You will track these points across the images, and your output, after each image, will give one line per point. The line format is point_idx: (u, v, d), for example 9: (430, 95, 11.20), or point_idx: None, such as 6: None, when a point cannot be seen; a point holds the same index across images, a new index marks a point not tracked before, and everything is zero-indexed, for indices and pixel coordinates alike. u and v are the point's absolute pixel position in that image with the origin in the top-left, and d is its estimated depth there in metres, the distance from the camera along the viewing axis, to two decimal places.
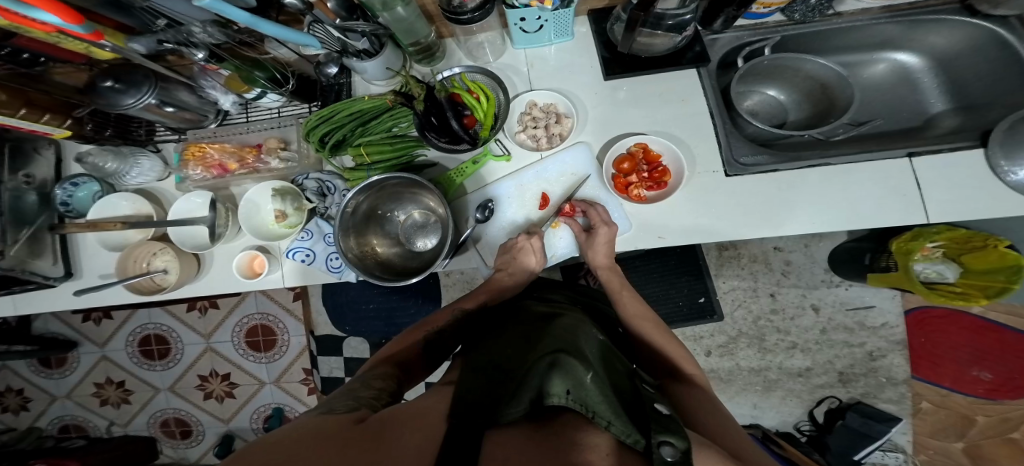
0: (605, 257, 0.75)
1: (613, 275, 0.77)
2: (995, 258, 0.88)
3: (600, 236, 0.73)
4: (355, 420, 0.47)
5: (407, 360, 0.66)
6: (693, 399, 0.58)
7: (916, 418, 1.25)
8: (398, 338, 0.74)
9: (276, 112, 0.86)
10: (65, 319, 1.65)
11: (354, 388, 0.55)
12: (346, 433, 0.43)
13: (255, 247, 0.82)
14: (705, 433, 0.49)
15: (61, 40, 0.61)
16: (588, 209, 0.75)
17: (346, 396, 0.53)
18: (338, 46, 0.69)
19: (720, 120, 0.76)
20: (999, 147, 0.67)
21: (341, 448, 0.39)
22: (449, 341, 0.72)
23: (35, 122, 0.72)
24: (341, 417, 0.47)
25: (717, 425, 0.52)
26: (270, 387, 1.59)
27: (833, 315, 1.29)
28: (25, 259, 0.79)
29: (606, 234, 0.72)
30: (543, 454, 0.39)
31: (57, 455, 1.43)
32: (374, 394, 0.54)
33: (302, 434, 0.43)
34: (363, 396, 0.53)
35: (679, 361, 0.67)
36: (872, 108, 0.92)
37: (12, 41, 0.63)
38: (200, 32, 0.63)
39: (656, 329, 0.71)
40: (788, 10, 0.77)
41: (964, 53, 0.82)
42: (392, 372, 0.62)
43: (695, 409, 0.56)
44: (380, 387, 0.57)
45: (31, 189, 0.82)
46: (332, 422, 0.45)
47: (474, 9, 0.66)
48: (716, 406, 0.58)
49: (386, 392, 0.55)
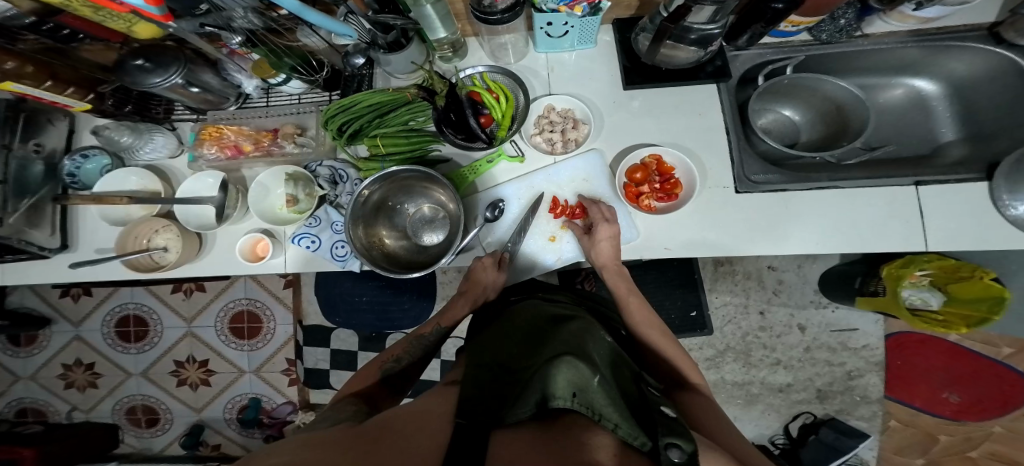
0: (610, 257, 0.76)
1: (620, 274, 0.77)
2: (980, 288, 0.92)
3: (602, 232, 0.74)
4: (349, 428, 0.48)
5: (371, 391, 0.65)
6: (694, 404, 0.59)
7: (884, 435, 1.29)
8: (360, 373, 0.72)
9: (296, 99, 0.85)
10: (43, 294, 1.60)
11: (330, 412, 0.55)
12: (344, 440, 0.44)
13: (261, 230, 0.81)
14: (708, 436, 0.50)
15: (107, 18, 0.62)
16: (592, 206, 0.76)
17: (323, 419, 0.53)
18: (368, 38, 0.71)
19: (734, 136, 0.78)
20: (1004, 180, 0.69)
21: (339, 450, 0.41)
22: (411, 371, 0.72)
23: (59, 95, 0.72)
24: (331, 429, 0.48)
25: (719, 428, 0.54)
26: (250, 377, 1.55)
27: (818, 335, 1.32)
28: (21, 228, 0.76)
29: (607, 230, 0.74)
30: (552, 451, 0.40)
31: (13, 440, 1.37)
32: (351, 414, 0.55)
33: (300, 441, 0.43)
34: (342, 415, 0.54)
35: (685, 369, 0.68)
36: (883, 134, 0.97)
37: (56, 18, 0.62)
38: (240, 18, 0.64)
39: (659, 333, 0.72)
40: (817, 29, 0.80)
41: (982, 81, 0.84)
42: (357, 400, 0.60)
43: (702, 413, 0.57)
44: (356, 409, 0.57)
45: (39, 158, 0.81)
46: (328, 434, 0.46)
47: (504, 11, 0.67)
48: (717, 411, 0.59)
49: (362, 412, 0.56)
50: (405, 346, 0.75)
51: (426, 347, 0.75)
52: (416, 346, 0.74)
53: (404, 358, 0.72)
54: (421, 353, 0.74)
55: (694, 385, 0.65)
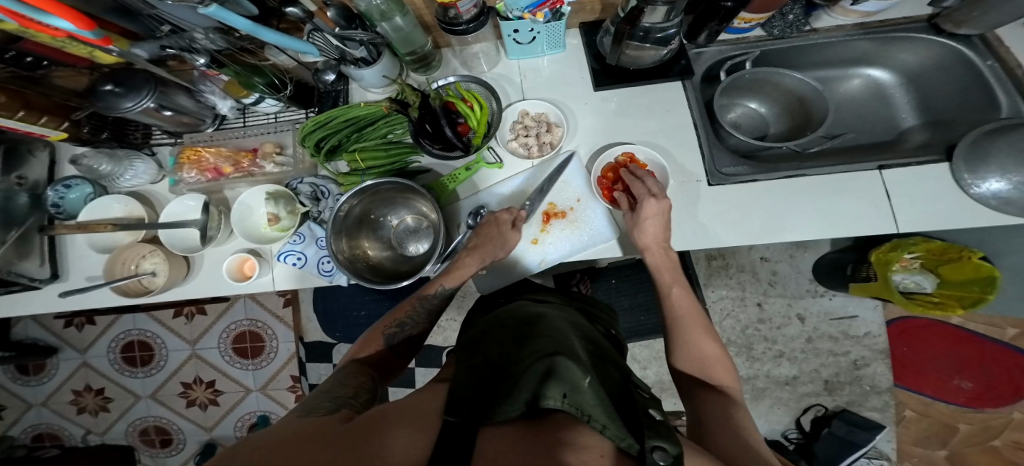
0: (653, 238, 0.70)
1: (663, 256, 0.71)
2: (970, 269, 0.91)
3: (648, 208, 0.68)
4: (343, 419, 0.48)
5: (377, 360, 0.67)
6: (712, 409, 0.57)
7: (900, 426, 1.27)
8: (367, 334, 0.72)
9: (272, 118, 0.88)
10: (47, 323, 1.62)
11: (330, 390, 0.56)
12: (341, 435, 0.44)
13: (246, 250, 0.82)
14: (713, 448, 0.49)
15: (65, 45, 0.63)
16: (633, 183, 0.72)
17: (326, 397, 0.54)
18: (337, 54, 0.73)
19: (703, 131, 0.79)
20: (963, 163, 0.70)
21: (332, 450, 0.40)
22: (414, 334, 0.72)
23: (32, 125, 0.73)
24: (328, 417, 0.48)
25: (728, 428, 0.52)
26: (257, 395, 1.56)
27: (818, 325, 1.31)
28: (11, 260, 0.79)
29: (654, 206, 0.68)
30: (541, 452, 0.40)
31: None
32: (350, 393, 0.56)
33: (294, 435, 0.43)
34: (341, 398, 0.54)
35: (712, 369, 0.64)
36: (847, 122, 0.96)
37: (18, 45, 0.67)
38: (203, 38, 0.65)
39: (703, 332, 0.66)
40: (769, 25, 0.82)
41: (932, 70, 0.86)
42: (363, 371, 0.62)
43: (718, 418, 0.55)
44: (358, 385, 0.59)
45: (23, 190, 0.83)
46: (323, 425, 0.46)
47: (470, 21, 0.69)
48: (737, 411, 0.56)
49: (363, 390, 0.57)
50: (407, 307, 0.73)
51: (428, 307, 0.73)
52: (416, 310, 0.72)
53: (407, 322, 0.71)
54: (424, 318, 0.73)
55: (721, 388, 0.61)
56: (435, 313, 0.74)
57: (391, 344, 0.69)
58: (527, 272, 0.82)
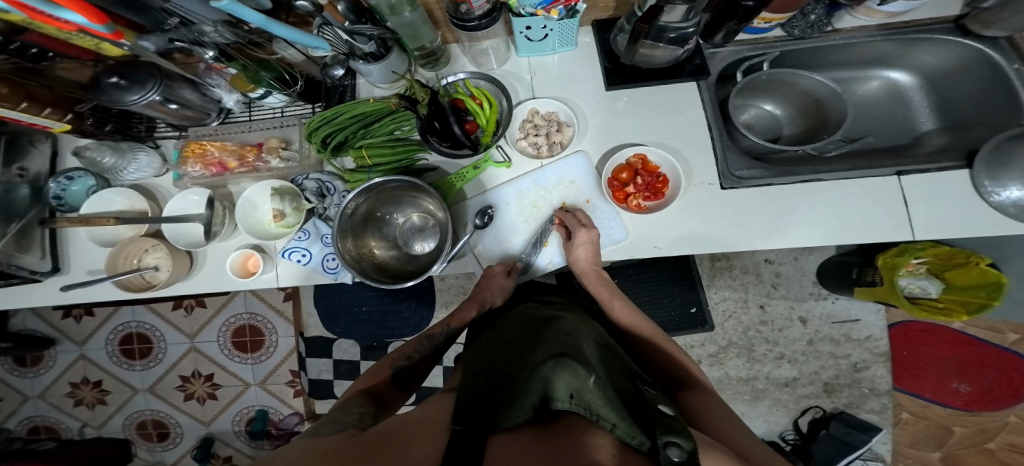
0: (588, 262, 0.76)
1: (595, 275, 0.78)
2: (976, 275, 0.91)
3: (580, 238, 0.73)
4: (349, 436, 0.47)
5: (379, 388, 0.64)
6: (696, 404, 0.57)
7: (897, 428, 1.27)
8: (369, 372, 0.70)
9: (279, 112, 0.87)
10: (44, 315, 1.61)
11: (336, 415, 0.54)
12: (349, 451, 0.42)
13: (250, 246, 0.81)
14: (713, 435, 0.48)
15: (72, 36, 0.63)
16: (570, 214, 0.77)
17: (330, 423, 0.52)
18: (345, 49, 0.72)
19: (717, 132, 0.78)
20: (984, 168, 0.69)
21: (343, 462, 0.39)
22: (419, 368, 0.71)
23: (35, 117, 0.72)
24: (335, 436, 0.47)
25: (718, 421, 0.52)
26: (255, 389, 1.55)
27: (820, 327, 1.32)
28: (12, 253, 0.78)
29: (585, 235, 0.73)
30: (553, 452, 0.39)
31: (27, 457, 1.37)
32: (357, 417, 0.53)
33: (304, 452, 0.42)
34: (348, 419, 0.52)
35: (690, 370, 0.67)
36: (862, 125, 0.95)
37: (22, 36, 0.64)
38: (211, 31, 0.63)
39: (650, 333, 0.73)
40: (789, 25, 0.81)
41: (951, 72, 0.85)
42: (365, 401, 0.59)
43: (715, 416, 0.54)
44: (362, 410, 0.56)
45: (24, 182, 0.82)
46: (331, 443, 0.45)
47: (481, 17, 0.68)
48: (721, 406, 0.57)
49: (369, 415, 0.54)
50: (413, 344, 0.74)
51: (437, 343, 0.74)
52: (424, 345, 0.73)
53: (414, 356, 0.71)
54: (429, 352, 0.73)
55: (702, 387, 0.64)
56: (440, 350, 0.74)
57: (396, 373, 0.67)
58: (535, 271, 0.83)
